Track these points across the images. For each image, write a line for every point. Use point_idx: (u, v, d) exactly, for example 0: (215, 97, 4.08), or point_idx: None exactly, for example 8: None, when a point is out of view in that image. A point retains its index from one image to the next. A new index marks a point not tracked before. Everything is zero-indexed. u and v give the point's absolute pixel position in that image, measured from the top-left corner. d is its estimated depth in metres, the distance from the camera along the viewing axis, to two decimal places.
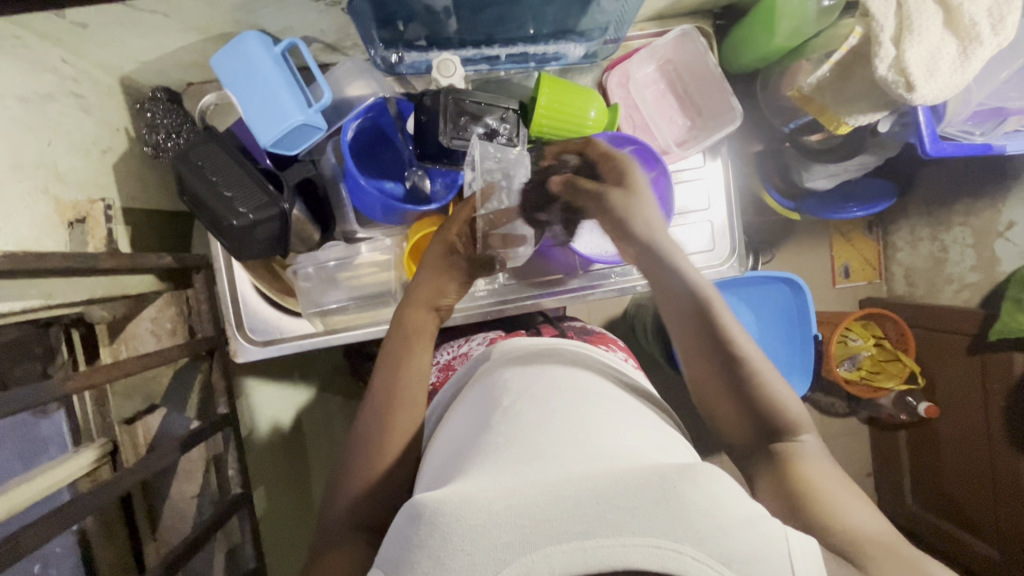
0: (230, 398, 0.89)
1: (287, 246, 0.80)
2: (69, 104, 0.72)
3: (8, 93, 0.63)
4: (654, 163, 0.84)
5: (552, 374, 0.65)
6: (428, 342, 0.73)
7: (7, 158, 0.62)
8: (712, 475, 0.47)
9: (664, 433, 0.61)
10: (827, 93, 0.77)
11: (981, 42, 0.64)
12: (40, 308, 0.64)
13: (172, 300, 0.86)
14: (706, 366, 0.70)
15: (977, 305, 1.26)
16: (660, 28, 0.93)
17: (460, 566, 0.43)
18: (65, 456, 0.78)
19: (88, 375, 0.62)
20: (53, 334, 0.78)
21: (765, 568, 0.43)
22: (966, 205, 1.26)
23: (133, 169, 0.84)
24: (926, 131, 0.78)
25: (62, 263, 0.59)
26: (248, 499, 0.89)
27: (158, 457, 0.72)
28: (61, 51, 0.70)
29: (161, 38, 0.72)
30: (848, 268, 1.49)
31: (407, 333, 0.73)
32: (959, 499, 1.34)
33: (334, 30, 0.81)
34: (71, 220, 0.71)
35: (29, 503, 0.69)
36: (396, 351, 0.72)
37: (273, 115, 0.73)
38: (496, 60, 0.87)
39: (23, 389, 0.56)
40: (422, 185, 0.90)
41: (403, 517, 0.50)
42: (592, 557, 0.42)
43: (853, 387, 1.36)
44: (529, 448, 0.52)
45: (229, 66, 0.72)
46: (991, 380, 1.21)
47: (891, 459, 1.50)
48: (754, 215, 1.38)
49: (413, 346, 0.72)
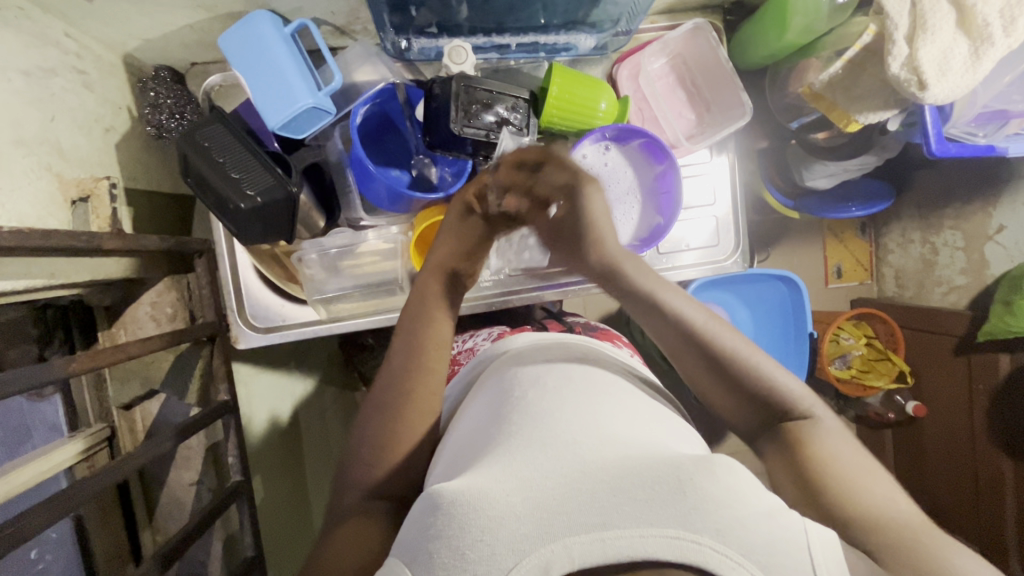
0: (230, 385, 0.87)
1: (293, 230, 0.78)
2: (72, 79, 0.70)
3: (11, 65, 0.61)
4: (662, 156, 0.85)
5: (564, 367, 0.65)
6: (451, 307, 0.73)
7: (10, 133, 0.60)
8: (729, 468, 0.47)
9: (678, 426, 0.61)
10: (837, 91, 0.77)
11: (992, 43, 0.65)
12: (42, 288, 0.63)
13: (172, 285, 0.84)
14: (701, 367, 0.68)
15: (965, 307, 1.28)
16: (671, 22, 0.94)
17: (480, 557, 0.43)
18: (61, 442, 0.77)
19: (91, 358, 0.61)
20: (49, 315, 0.76)
21: (784, 561, 0.42)
22: (956, 209, 1.28)
23: (134, 149, 0.82)
24: (932, 130, 0.79)
25: (66, 241, 0.57)
26: (248, 487, 0.88)
27: (159, 443, 0.71)
28: (64, 24, 0.68)
29: (167, 15, 0.71)
30: (840, 269, 1.51)
31: (427, 298, 0.71)
32: (942, 496, 1.37)
33: (345, 13, 0.80)
34: (74, 198, 0.68)
35: (23, 489, 0.67)
36: (410, 329, 0.70)
37: (282, 98, 0.72)
38: (506, 49, 0.86)
39: (26, 368, 0.54)
40: (428, 172, 0.89)
41: (418, 508, 0.49)
42: (611, 548, 0.41)
43: (844, 385, 1.39)
44: (543, 439, 0.52)
45: (239, 48, 0.70)
46: (978, 380, 1.23)
47: (877, 456, 1.53)
48: (751, 213, 1.39)
49: (433, 312, 0.70)
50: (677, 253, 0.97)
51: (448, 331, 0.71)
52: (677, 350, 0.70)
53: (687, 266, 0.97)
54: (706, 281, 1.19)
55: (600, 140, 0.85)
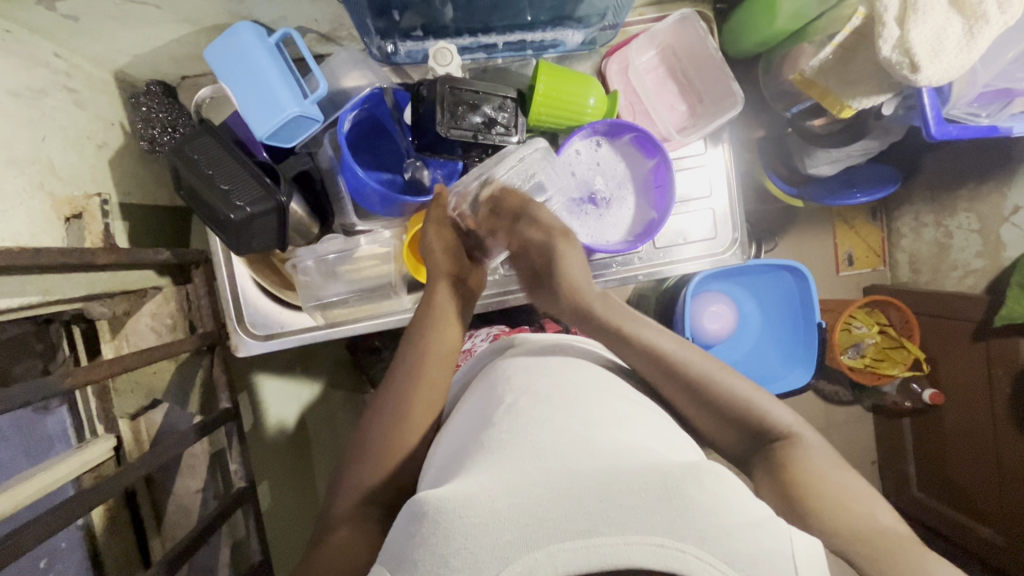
0: (232, 393, 0.88)
1: (286, 237, 0.79)
2: (63, 99, 0.72)
3: (1, 88, 0.62)
4: (654, 150, 0.84)
5: (556, 369, 0.64)
6: (452, 320, 0.74)
7: (1, 154, 0.61)
8: (716, 474, 0.47)
9: (668, 428, 0.61)
10: (829, 76, 0.75)
11: (987, 21, 0.63)
12: (37, 304, 0.64)
13: (171, 296, 0.86)
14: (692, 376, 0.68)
15: (982, 291, 1.25)
16: (659, 13, 0.92)
17: (462, 564, 0.43)
18: (72, 451, 0.79)
19: (87, 372, 0.62)
20: (53, 329, 0.78)
21: (768, 570, 0.43)
22: (970, 190, 1.25)
23: (129, 164, 0.83)
24: (932, 113, 0.77)
25: (56, 258, 0.58)
26: (253, 493, 0.89)
27: (161, 451, 0.72)
28: (53, 45, 0.69)
29: (153, 30, 0.72)
30: (852, 256, 1.48)
31: (431, 314, 0.74)
32: (962, 485, 1.33)
33: (328, 20, 0.80)
34: (67, 215, 0.70)
35: (33, 499, 0.68)
36: (418, 332, 0.73)
37: (269, 109, 0.72)
38: (493, 48, 0.86)
39: (23, 385, 0.56)
40: (421, 176, 0.87)
41: (405, 514, 0.50)
42: (594, 556, 0.41)
43: (858, 374, 1.36)
44: (533, 445, 0.51)
45: (224, 60, 0.71)
46: (995, 365, 1.20)
47: (896, 446, 1.50)
48: (756, 203, 1.37)
49: (435, 324, 0.73)
50: (676, 248, 0.95)
51: (445, 342, 0.73)
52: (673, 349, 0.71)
53: (686, 260, 0.95)
54: (710, 273, 1.18)
55: (591, 135, 0.85)
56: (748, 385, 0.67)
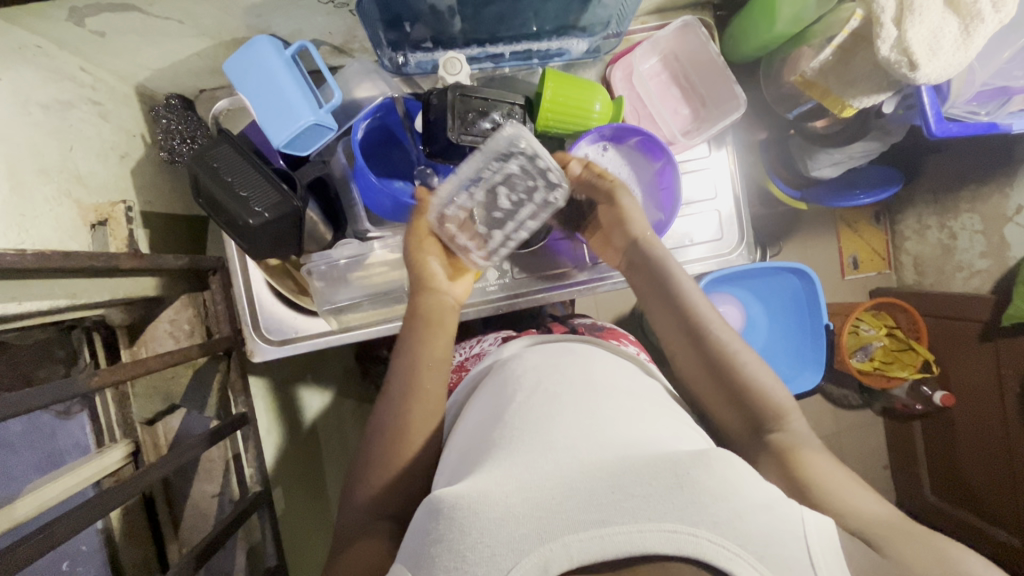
0: (247, 397, 0.90)
1: (298, 242, 0.81)
2: (88, 111, 0.74)
3: (30, 100, 0.64)
4: (660, 153, 0.86)
5: (564, 367, 0.65)
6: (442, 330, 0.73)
7: (32, 163, 0.63)
8: (726, 461, 0.48)
9: (678, 420, 0.61)
10: (829, 77, 0.78)
11: (982, 20, 0.65)
12: (63, 307, 0.66)
13: (189, 302, 0.89)
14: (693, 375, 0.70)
15: (989, 291, 1.25)
16: (660, 21, 0.95)
17: (480, 558, 0.43)
18: (92, 455, 0.80)
19: (111, 372, 0.64)
20: (75, 336, 0.79)
21: (782, 550, 0.43)
22: (973, 191, 1.26)
23: (149, 175, 0.86)
24: (932, 111, 0.79)
25: (84, 262, 0.59)
26: (267, 497, 0.90)
27: (181, 453, 0.73)
28: (80, 60, 0.72)
29: (174, 44, 0.74)
30: (857, 259, 1.49)
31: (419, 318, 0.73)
32: (975, 487, 1.32)
33: (342, 33, 0.83)
34: (92, 222, 0.72)
35: (55, 502, 0.70)
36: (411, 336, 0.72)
37: (284, 116, 0.74)
38: (501, 57, 0.88)
39: (51, 384, 0.57)
40: (431, 181, 0.89)
41: (421, 513, 0.51)
42: (609, 545, 0.42)
43: (868, 378, 1.36)
44: (545, 440, 0.52)
45: (243, 72, 0.73)
46: (1006, 365, 1.20)
47: (907, 450, 1.49)
48: (759, 207, 1.39)
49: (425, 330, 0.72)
50: (682, 249, 0.97)
51: (440, 350, 0.72)
52: (682, 335, 0.73)
53: (694, 260, 0.96)
54: (717, 275, 1.19)
55: (598, 140, 0.87)
56: (758, 379, 0.68)
